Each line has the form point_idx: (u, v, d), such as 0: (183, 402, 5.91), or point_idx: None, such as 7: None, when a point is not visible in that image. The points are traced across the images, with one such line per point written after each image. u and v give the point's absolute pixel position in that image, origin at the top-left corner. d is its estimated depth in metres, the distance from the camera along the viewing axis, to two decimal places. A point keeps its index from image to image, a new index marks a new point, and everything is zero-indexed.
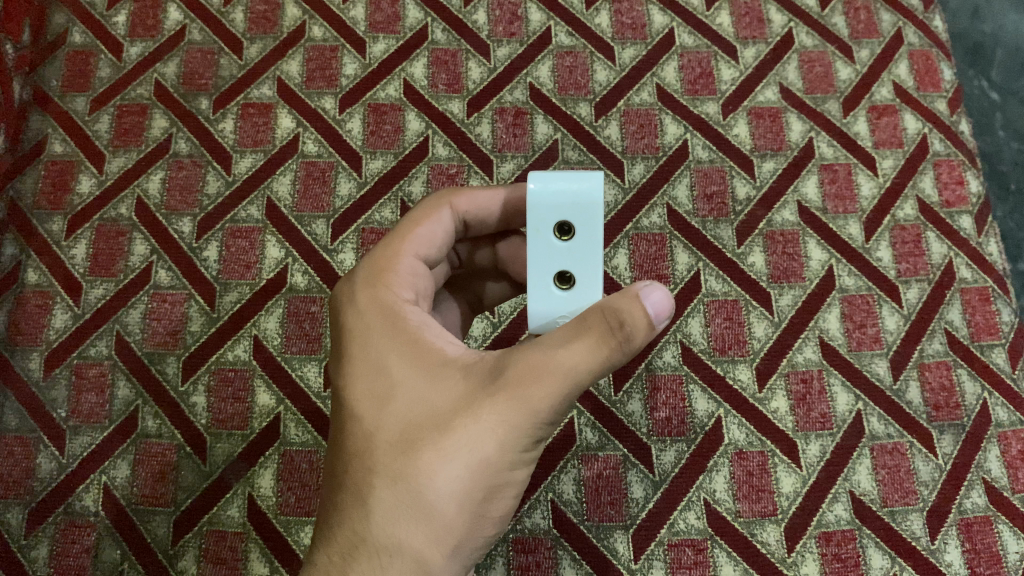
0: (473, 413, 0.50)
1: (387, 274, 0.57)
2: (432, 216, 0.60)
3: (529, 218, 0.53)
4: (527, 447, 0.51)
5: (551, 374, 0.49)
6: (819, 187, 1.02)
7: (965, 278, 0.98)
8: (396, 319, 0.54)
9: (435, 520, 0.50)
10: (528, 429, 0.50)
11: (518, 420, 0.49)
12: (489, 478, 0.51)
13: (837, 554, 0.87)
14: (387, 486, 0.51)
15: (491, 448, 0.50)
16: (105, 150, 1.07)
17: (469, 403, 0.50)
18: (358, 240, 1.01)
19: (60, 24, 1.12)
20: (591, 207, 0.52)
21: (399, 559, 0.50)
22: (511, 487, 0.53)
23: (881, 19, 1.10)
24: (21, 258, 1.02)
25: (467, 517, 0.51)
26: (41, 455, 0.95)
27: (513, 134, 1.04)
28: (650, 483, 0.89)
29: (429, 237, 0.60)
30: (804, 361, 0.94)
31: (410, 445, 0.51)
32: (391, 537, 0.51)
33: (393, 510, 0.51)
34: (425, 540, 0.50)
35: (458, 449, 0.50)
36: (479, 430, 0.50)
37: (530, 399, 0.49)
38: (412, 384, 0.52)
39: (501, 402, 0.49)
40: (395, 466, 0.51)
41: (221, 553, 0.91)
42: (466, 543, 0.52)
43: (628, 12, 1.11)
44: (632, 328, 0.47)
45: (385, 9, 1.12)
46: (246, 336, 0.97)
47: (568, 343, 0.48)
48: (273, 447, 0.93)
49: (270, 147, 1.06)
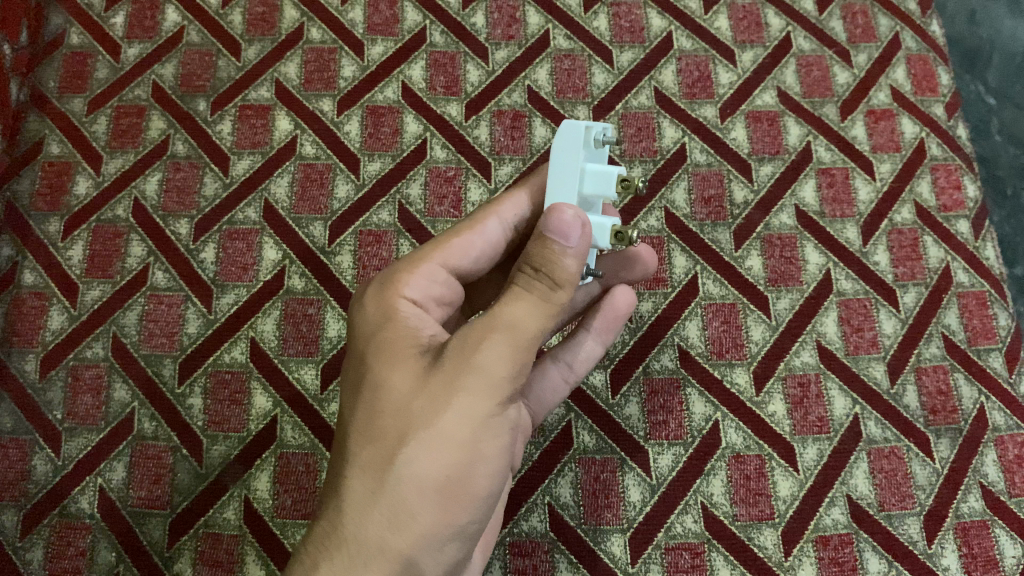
0: (433, 393, 0.55)
1: (398, 276, 0.64)
2: (473, 228, 0.68)
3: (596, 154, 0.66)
4: (488, 420, 0.56)
5: (499, 337, 0.56)
6: (817, 190, 1.02)
7: (962, 282, 0.98)
8: (388, 317, 0.61)
9: (401, 506, 0.54)
10: (486, 400, 0.55)
11: (474, 390, 0.55)
12: (454, 455, 0.55)
13: (834, 557, 0.87)
14: (362, 473, 0.55)
15: (453, 423, 0.55)
16: (102, 151, 1.07)
17: (429, 391, 0.55)
18: (356, 241, 1.01)
19: (58, 25, 1.12)
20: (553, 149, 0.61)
21: (372, 543, 0.54)
22: (480, 466, 0.56)
23: (879, 23, 1.10)
24: (18, 259, 1.02)
25: (436, 498, 0.54)
26: (37, 457, 0.95)
27: (511, 136, 1.04)
28: (647, 486, 0.89)
29: (464, 246, 0.67)
30: (802, 364, 0.94)
31: (378, 432, 0.56)
32: (360, 524, 0.54)
33: (366, 496, 0.54)
34: (395, 523, 0.54)
35: (422, 427, 0.55)
36: (440, 405, 0.55)
37: (484, 369, 0.55)
38: (387, 377, 0.57)
39: (458, 377, 0.55)
40: (368, 452, 0.55)
41: (217, 556, 0.90)
42: (434, 529, 0.55)
43: (626, 15, 1.11)
44: (557, 271, 0.57)
45: (383, 11, 1.12)
46: (244, 337, 0.97)
47: (509, 302, 0.57)
48: (269, 450, 0.93)
49: (269, 149, 1.05)
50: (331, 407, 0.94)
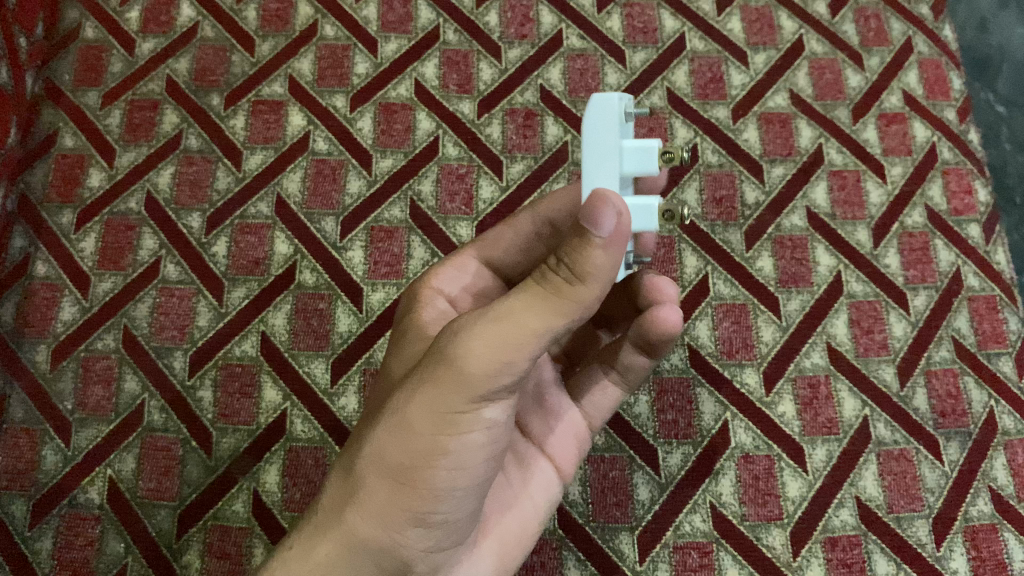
0: (409, 378, 0.54)
1: (433, 273, 0.71)
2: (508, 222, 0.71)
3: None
4: (450, 418, 0.51)
5: (485, 332, 0.50)
6: (828, 193, 1.02)
7: (972, 286, 0.98)
8: (418, 313, 0.67)
9: (363, 482, 0.55)
10: (448, 396, 0.51)
11: (439, 383, 0.51)
12: (409, 446, 0.52)
13: (843, 559, 0.87)
14: (350, 446, 0.59)
15: (413, 413, 0.52)
16: (116, 144, 1.07)
17: (408, 377, 0.55)
18: (367, 237, 1.01)
19: (73, 19, 1.13)
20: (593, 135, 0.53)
21: (339, 512, 0.56)
22: (441, 463, 0.52)
23: (892, 27, 1.10)
24: (30, 251, 1.02)
25: (389, 479, 0.54)
26: (46, 448, 0.95)
27: (523, 135, 1.05)
28: (656, 485, 0.89)
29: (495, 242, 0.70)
30: (812, 366, 0.94)
31: (371, 411, 0.58)
32: (337, 495, 0.57)
33: (345, 469, 0.57)
34: (356, 500, 0.55)
35: (390, 412, 0.54)
36: (408, 391, 0.53)
37: (454, 362, 0.51)
38: None
39: (426, 369, 0.53)
40: (361, 429, 0.59)
41: (225, 548, 0.90)
42: (390, 510, 0.54)
43: (639, 15, 1.11)
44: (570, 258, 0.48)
45: (397, 9, 1.12)
46: (254, 331, 0.98)
47: (512, 299, 0.51)
48: (278, 443, 0.93)
49: (282, 144, 1.06)
50: (340, 401, 0.95)
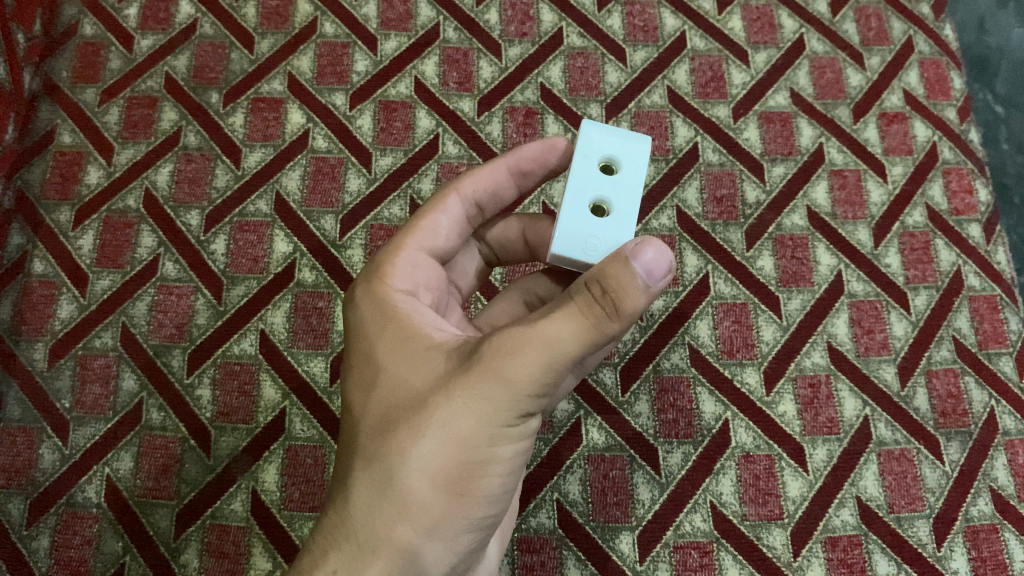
0: (451, 386, 0.49)
1: (383, 273, 0.58)
2: (438, 206, 0.62)
3: (576, 147, 0.55)
4: (500, 428, 0.49)
5: (531, 346, 0.48)
6: (829, 192, 1.02)
7: (973, 286, 0.98)
8: (388, 312, 0.55)
9: (408, 498, 0.50)
10: (499, 409, 0.48)
11: (489, 394, 0.48)
12: (463, 458, 0.49)
13: (843, 559, 0.87)
14: (370, 461, 0.51)
15: (469, 421, 0.49)
16: (114, 141, 1.07)
17: (444, 384, 0.50)
18: (367, 236, 1.01)
19: (71, 16, 1.12)
20: (637, 151, 0.55)
21: (378, 532, 0.50)
22: (490, 474, 0.50)
23: (893, 26, 1.10)
24: (28, 248, 1.02)
25: (445, 488, 0.50)
26: (44, 446, 0.94)
27: (523, 133, 1.04)
28: (657, 484, 0.89)
29: (432, 228, 0.62)
30: (813, 365, 0.94)
31: (387, 423, 0.51)
32: (369, 516, 0.50)
33: (374, 486, 0.50)
34: (400, 519, 0.50)
35: (432, 425, 0.49)
36: (456, 399, 0.49)
37: (512, 371, 0.48)
38: (398, 367, 0.53)
39: (478, 378, 0.49)
40: (374, 445, 0.51)
41: (223, 547, 0.90)
42: (445, 520, 0.50)
43: (639, 14, 1.11)
44: (621, 298, 0.46)
45: (396, 7, 1.12)
46: (253, 329, 0.97)
47: (555, 316, 0.48)
48: (278, 442, 0.93)
49: (281, 142, 1.05)
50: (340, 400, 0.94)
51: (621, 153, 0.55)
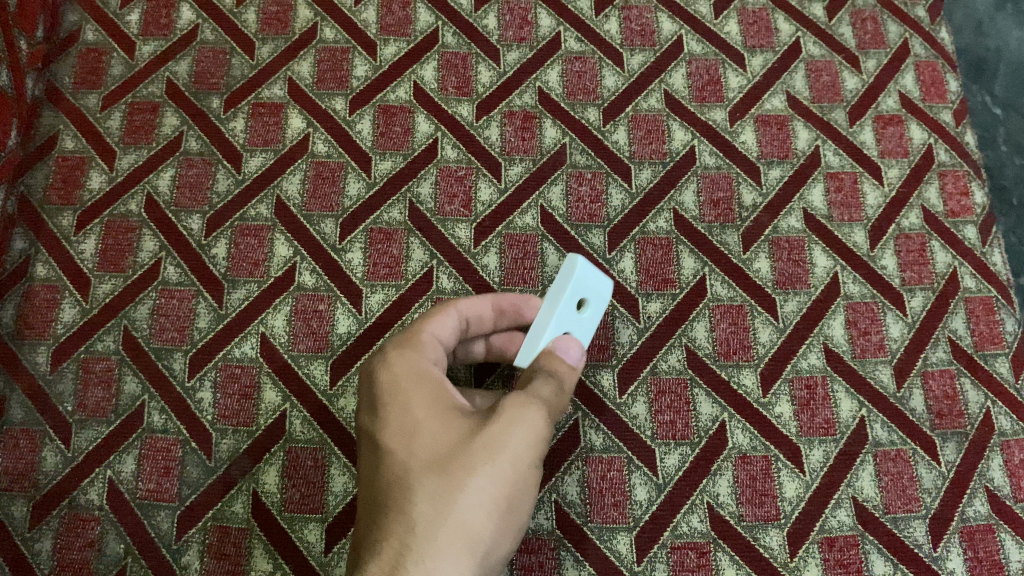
0: (488, 440, 0.66)
1: (410, 344, 0.75)
2: (441, 312, 0.80)
3: (569, 289, 0.75)
4: (526, 468, 0.67)
5: (535, 408, 0.70)
6: (825, 195, 1.02)
7: (969, 288, 0.98)
8: (421, 373, 0.72)
9: (468, 527, 0.62)
10: (525, 453, 0.67)
11: (517, 445, 0.66)
12: (503, 490, 0.65)
13: (840, 559, 0.88)
14: (429, 495, 0.62)
15: (507, 463, 0.65)
16: (116, 146, 1.08)
17: (482, 437, 0.66)
18: (367, 239, 1.01)
19: (73, 23, 1.14)
20: (601, 295, 0.80)
21: (442, 552, 0.60)
22: (518, 501, 0.67)
23: (888, 30, 1.11)
24: (31, 252, 1.03)
25: (491, 513, 0.63)
26: (46, 449, 0.95)
27: (522, 137, 1.05)
28: (654, 485, 0.90)
29: (440, 323, 0.79)
30: (809, 367, 0.94)
31: (442, 467, 0.63)
32: (433, 539, 0.60)
33: (437, 516, 0.61)
34: (464, 547, 0.61)
35: (480, 463, 0.64)
36: (497, 447, 0.65)
37: (531, 429, 0.68)
38: (437, 416, 0.68)
39: (510, 431, 0.67)
40: (431, 485, 0.62)
41: (224, 549, 0.91)
42: (489, 542, 0.63)
43: (637, 18, 1.12)
44: (563, 376, 0.74)
45: (396, 12, 1.13)
46: (254, 332, 0.98)
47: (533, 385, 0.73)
48: (278, 444, 0.94)
49: (281, 146, 1.06)
50: (339, 402, 0.95)
51: (591, 297, 0.79)
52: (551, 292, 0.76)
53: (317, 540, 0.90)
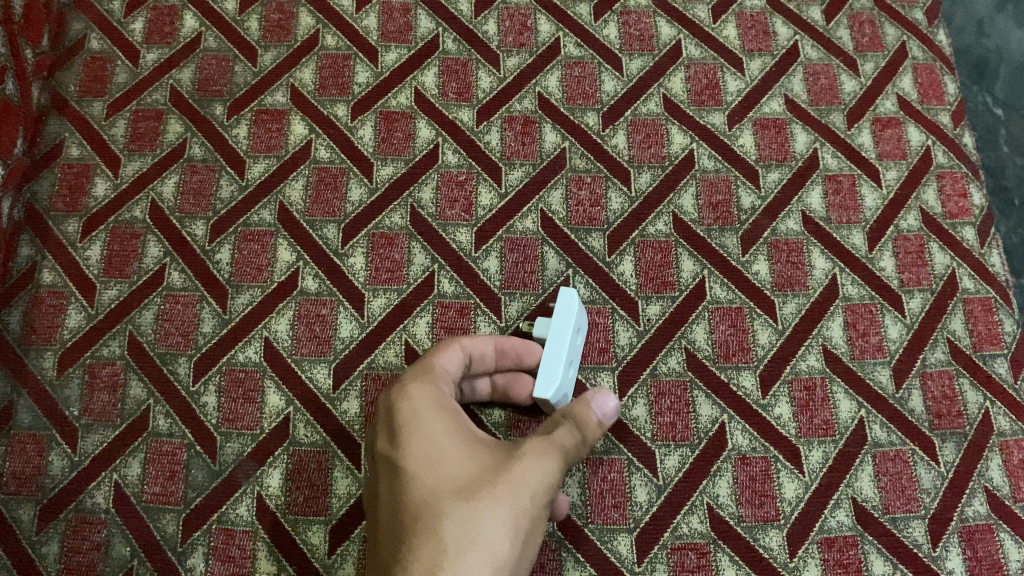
0: (509, 471, 0.68)
1: (428, 377, 0.79)
2: (448, 347, 0.83)
3: (569, 325, 0.86)
4: (545, 506, 0.69)
5: (553, 446, 0.73)
6: (824, 197, 1.03)
7: (967, 289, 0.99)
8: (442, 406, 0.75)
9: (494, 549, 0.62)
10: (546, 488, 0.69)
11: (537, 475, 0.69)
12: (524, 518, 0.66)
13: (839, 559, 0.88)
14: (457, 516, 0.62)
15: (529, 491, 0.67)
16: (121, 154, 1.09)
17: (505, 467, 0.68)
18: (369, 244, 1.02)
19: (78, 32, 1.15)
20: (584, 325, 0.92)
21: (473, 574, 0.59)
22: (534, 537, 0.67)
23: (886, 33, 1.12)
24: (38, 258, 1.04)
25: (514, 539, 0.64)
26: (53, 453, 0.96)
27: (522, 142, 1.06)
28: (654, 487, 0.90)
29: (451, 359, 0.83)
30: (808, 368, 0.95)
31: (468, 491, 0.65)
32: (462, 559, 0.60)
33: (465, 536, 0.61)
34: (490, 568, 0.60)
35: (504, 490, 0.66)
36: (518, 476, 0.68)
37: (550, 461, 0.71)
38: (460, 447, 0.71)
39: (531, 463, 0.69)
40: (458, 507, 0.63)
41: (229, 551, 0.91)
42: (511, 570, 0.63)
43: (635, 23, 1.13)
44: (588, 424, 0.78)
45: (397, 19, 1.14)
46: (258, 337, 0.99)
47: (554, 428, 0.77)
48: (281, 447, 0.95)
49: (283, 152, 1.08)
50: (342, 405, 0.96)
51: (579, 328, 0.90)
52: (554, 334, 0.86)
53: (321, 542, 0.91)
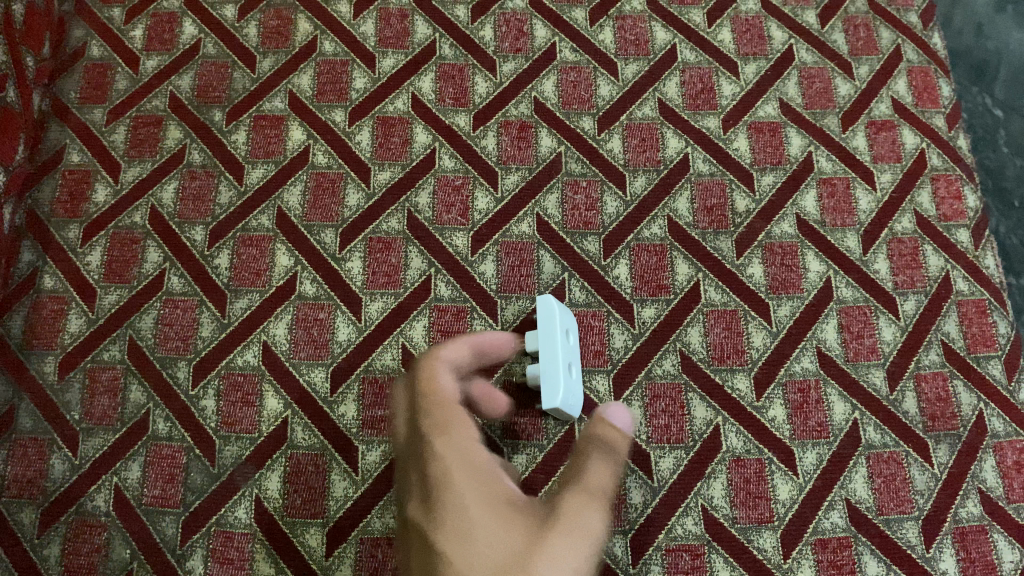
0: (549, 547, 0.65)
1: (453, 428, 0.75)
2: (436, 363, 0.84)
3: (554, 329, 0.88)
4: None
5: (589, 513, 0.72)
6: (818, 200, 1.03)
7: (961, 291, 0.99)
8: (473, 468, 0.71)
9: None
10: (583, 563, 0.67)
11: (575, 549, 0.67)
12: None
13: (833, 560, 0.88)
14: None
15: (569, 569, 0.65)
16: (121, 160, 1.10)
17: (544, 544, 0.65)
18: (366, 248, 1.03)
19: (79, 39, 1.16)
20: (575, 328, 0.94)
21: None
22: None
23: (880, 36, 1.13)
24: (39, 264, 1.05)
25: None
26: (54, 456, 0.97)
27: (518, 147, 1.07)
28: (649, 489, 0.91)
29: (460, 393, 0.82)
30: (802, 370, 0.95)
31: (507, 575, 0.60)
32: None
33: None
34: None
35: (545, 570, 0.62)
36: (558, 554, 0.65)
37: (586, 538, 0.69)
38: (493, 516, 0.65)
39: (569, 538, 0.68)
40: None
41: (228, 554, 0.92)
42: None
43: (631, 28, 1.14)
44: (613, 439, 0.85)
45: (394, 25, 1.15)
46: (256, 341, 1.00)
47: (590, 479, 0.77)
48: (279, 451, 0.95)
49: (282, 158, 1.09)
50: (339, 409, 0.97)
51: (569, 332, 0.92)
52: (543, 341, 0.88)
53: (318, 545, 0.92)
